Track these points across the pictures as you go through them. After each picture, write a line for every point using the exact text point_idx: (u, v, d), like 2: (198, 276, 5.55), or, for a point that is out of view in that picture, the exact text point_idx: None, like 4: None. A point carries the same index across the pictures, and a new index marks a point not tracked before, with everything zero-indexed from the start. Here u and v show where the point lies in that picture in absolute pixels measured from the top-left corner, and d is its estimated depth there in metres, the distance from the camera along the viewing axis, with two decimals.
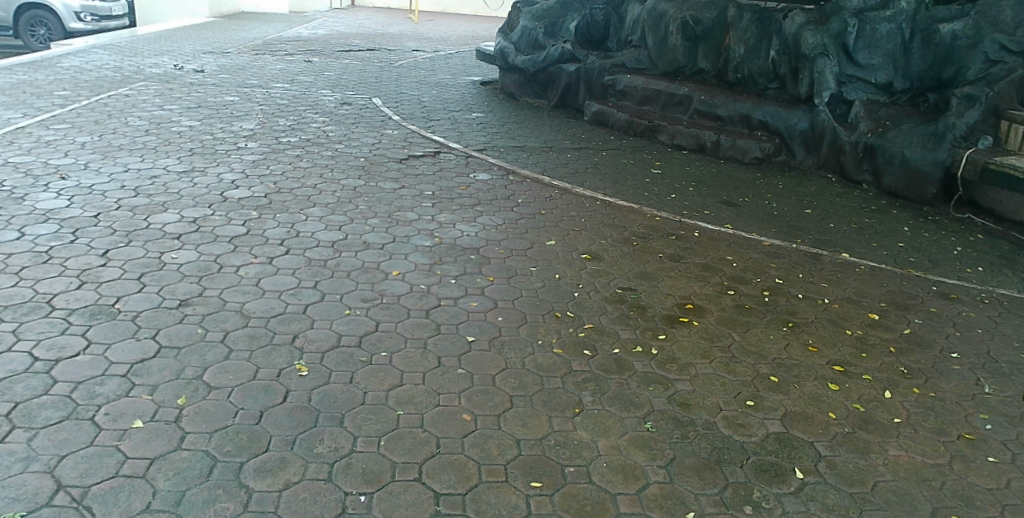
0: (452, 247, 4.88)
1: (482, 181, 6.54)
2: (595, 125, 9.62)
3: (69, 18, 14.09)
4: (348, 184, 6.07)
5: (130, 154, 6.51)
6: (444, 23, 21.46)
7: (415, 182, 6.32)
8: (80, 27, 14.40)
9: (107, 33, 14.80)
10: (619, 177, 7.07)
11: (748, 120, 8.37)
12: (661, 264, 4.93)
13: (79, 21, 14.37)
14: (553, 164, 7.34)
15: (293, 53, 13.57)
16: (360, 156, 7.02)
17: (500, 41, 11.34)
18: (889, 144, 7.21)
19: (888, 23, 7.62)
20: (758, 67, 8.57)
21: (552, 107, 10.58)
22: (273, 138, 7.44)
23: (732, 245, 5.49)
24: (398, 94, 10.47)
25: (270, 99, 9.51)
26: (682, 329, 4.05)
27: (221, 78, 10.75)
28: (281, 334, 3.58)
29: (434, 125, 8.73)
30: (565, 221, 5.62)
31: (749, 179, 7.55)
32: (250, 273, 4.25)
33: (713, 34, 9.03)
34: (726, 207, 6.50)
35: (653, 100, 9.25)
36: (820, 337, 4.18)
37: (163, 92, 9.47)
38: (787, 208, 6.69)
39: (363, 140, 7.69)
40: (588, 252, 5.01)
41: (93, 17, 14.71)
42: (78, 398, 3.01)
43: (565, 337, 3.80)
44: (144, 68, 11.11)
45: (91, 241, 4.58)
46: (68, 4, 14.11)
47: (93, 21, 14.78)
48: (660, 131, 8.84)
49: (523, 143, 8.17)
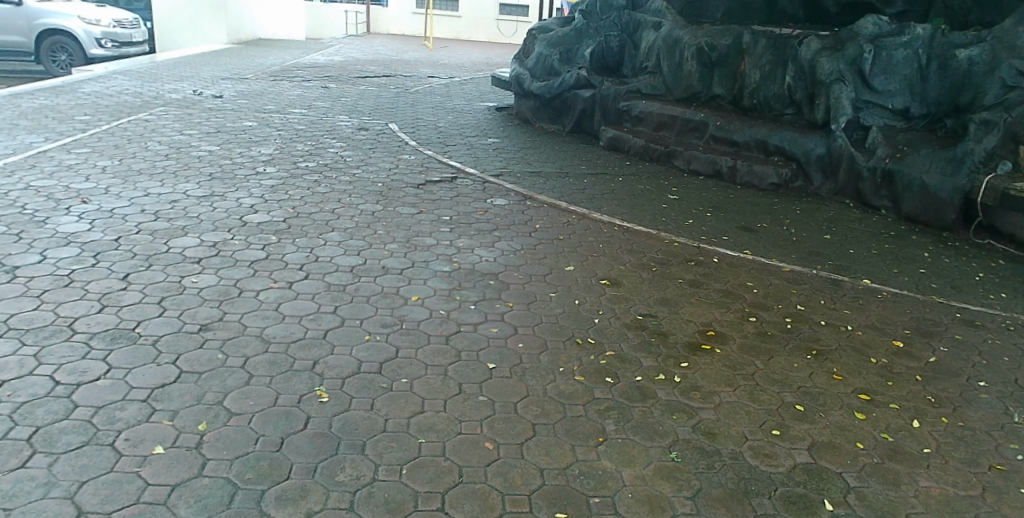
0: (472, 272, 4.87)
1: (500, 206, 6.55)
2: (611, 150, 9.62)
3: (90, 43, 14.50)
4: (366, 209, 6.09)
5: (150, 178, 6.57)
6: (458, 49, 21.75)
7: (433, 207, 6.34)
8: (101, 53, 14.69)
9: (127, 59, 15.06)
10: (637, 202, 7.07)
11: (764, 145, 8.37)
12: (681, 290, 4.89)
13: (99, 47, 14.68)
14: (569, 190, 7.34)
15: (310, 79, 13.73)
16: (378, 181, 7.05)
17: (516, 67, 11.43)
18: (907, 170, 7.20)
19: (905, 49, 7.71)
20: (773, 93, 8.62)
21: (568, 133, 10.59)
22: (292, 163, 7.49)
23: (752, 270, 5.45)
24: (414, 120, 10.56)
25: (289, 124, 9.61)
26: (704, 357, 3.99)
27: (239, 103, 10.89)
28: (301, 361, 3.55)
29: (451, 151, 8.79)
30: (584, 246, 5.60)
31: (766, 204, 7.52)
32: (269, 298, 4.25)
33: (729, 61, 9.10)
34: (744, 232, 6.47)
35: (669, 125, 9.28)
36: (844, 365, 4.11)
37: (182, 117, 9.60)
38: (805, 233, 6.66)
39: (381, 165, 7.74)
40: (607, 278, 4.97)
41: (113, 43, 15.01)
42: (98, 423, 3.00)
43: (587, 365, 3.75)
44: (163, 93, 11.25)
45: (112, 264, 4.61)
46: (90, 31, 14.49)
47: (113, 47, 15.03)
48: (676, 156, 8.83)
49: (540, 168, 8.18)
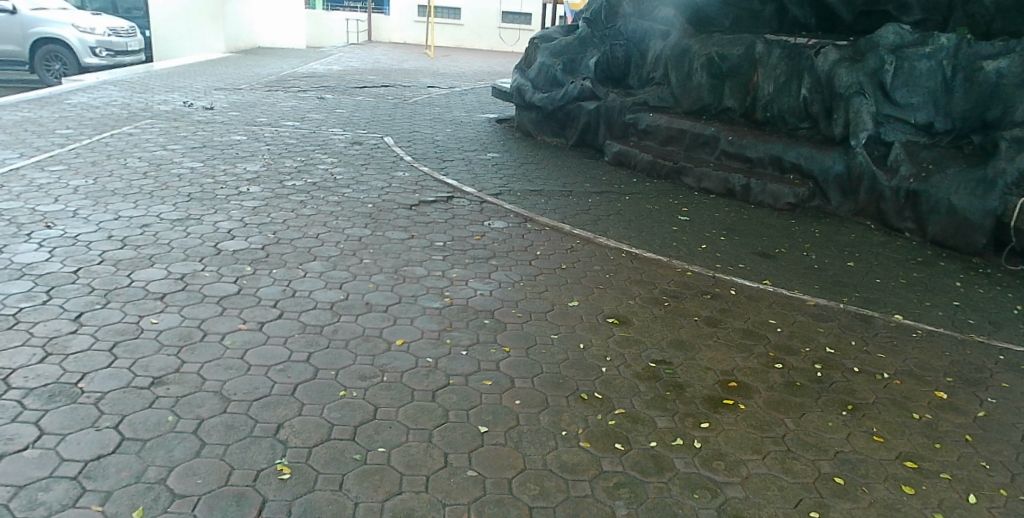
0: (464, 309, 4.40)
1: (498, 230, 6.08)
2: (616, 166, 9.11)
3: (84, 52, 14.15)
4: (353, 234, 5.63)
5: (124, 199, 6.12)
6: (459, 58, 21.36)
7: (425, 231, 5.88)
8: (95, 62, 14.29)
9: (122, 68, 14.65)
10: (645, 225, 6.60)
11: (780, 162, 7.89)
12: (696, 330, 4.41)
13: (94, 56, 14.28)
14: (573, 210, 6.87)
15: (306, 90, 13.31)
16: (368, 201, 6.59)
17: (517, 78, 10.98)
18: (934, 191, 6.73)
19: (928, 61, 7.21)
20: (788, 106, 8.16)
21: (571, 146, 10.12)
22: (278, 182, 7.04)
23: (773, 305, 4.97)
24: (411, 133, 10.12)
25: (279, 138, 9.17)
26: (727, 416, 3.51)
27: (230, 115, 10.46)
28: (264, 424, 3.08)
29: (448, 167, 8.33)
30: (589, 277, 5.13)
31: (784, 227, 7.04)
32: (235, 342, 3.78)
33: (741, 72, 8.63)
34: (762, 260, 6.01)
35: (678, 139, 8.80)
36: (883, 424, 3.63)
37: (168, 130, 9.16)
38: (828, 260, 6.17)
39: (373, 183, 7.28)
40: (615, 315, 4.50)
41: (108, 52, 14.57)
42: (16, 508, 2.53)
43: (593, 428, 3.27)
44: (153, 105, 10.83)
45: (66, 301, 4.14)
46: (84, 39, 14.11)
47: (108, 57, 14.61)
48: (685, 173, 8.31)
49: (542, 186, 7.71)
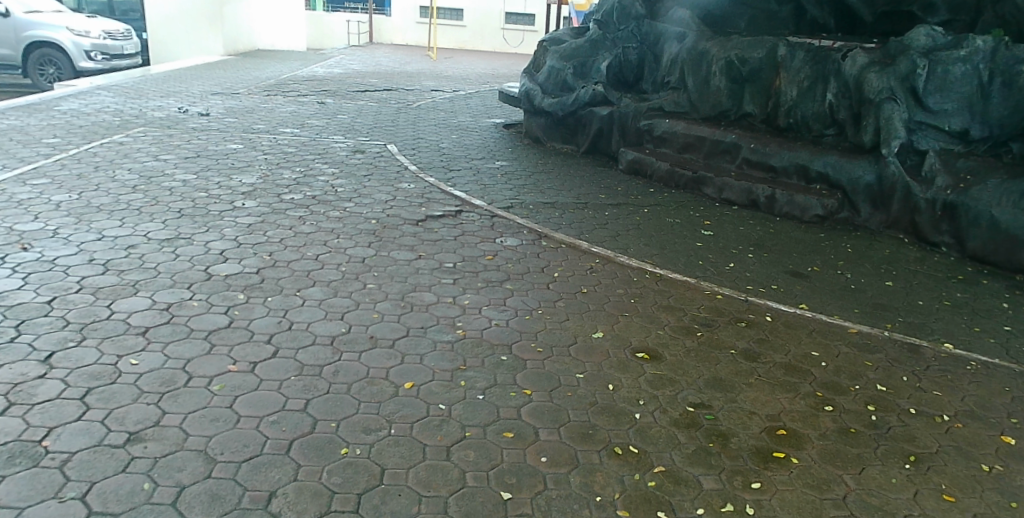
0: (479, 343, 3.99)
1: (510, 248, 5.68)
2: (631, 174, 8.69)
3: (79, 56, 13.75)
4: (355, 255, 5.22)
5: (110, 216, 5.71)
6: (462, 60, 20.95)
7: (433, 250, 5.48)
8: (90, 66, 13.91)
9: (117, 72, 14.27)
10: (667, 241, 6.19)
11: (805, 171, 7.48)
12: (734, 366, 3.99)
13: (88, 60, 13.90)
14: (589, 225, 6.46)
15: (305, 94, 12.90)
16: (371, 216, 6.19)
17: (525, 82, 10.56)
18: (973, 203, 6.32)
19: (963, 65, 6.81)
20: (813, 112, 7.74)
21: (583, 153, 9.72)
22: (275, 195, 6.64)
23: (814, 335, 4.56)
24: (415, 140, 9.71)
25: (278, 146, 8.76)
26: (779, 472, 3.09)
27: (227, 122, 10.05)
28: (254, 493, 2.67)
29: (455, 177, 7.93)
30: (612, 302, 4.72)
31: (813, 241, 6.63)
32: (224, 387, 3.37)
33: (762, 76, 8.21)
34: (795, 279, 5.59)
35: (696, 147, 8.39)
36: (953, 479, 3.20)
37: (161, 139, 8.76)
38: (864, 279, 5.76)
39: (377, 196, 6.88)
40: (644, 349, 4.09)
41: (103, 56, 14.21)
42: None
43: (630, 491, 2.86)
44: (146, 111, 10.43)
45: (37, 337, 3.73)
46: (79, 42, 13.72)
47: (103, 60, 14.23)
48: (705, 183, 7.90)
49: (554, 198, 7.30)
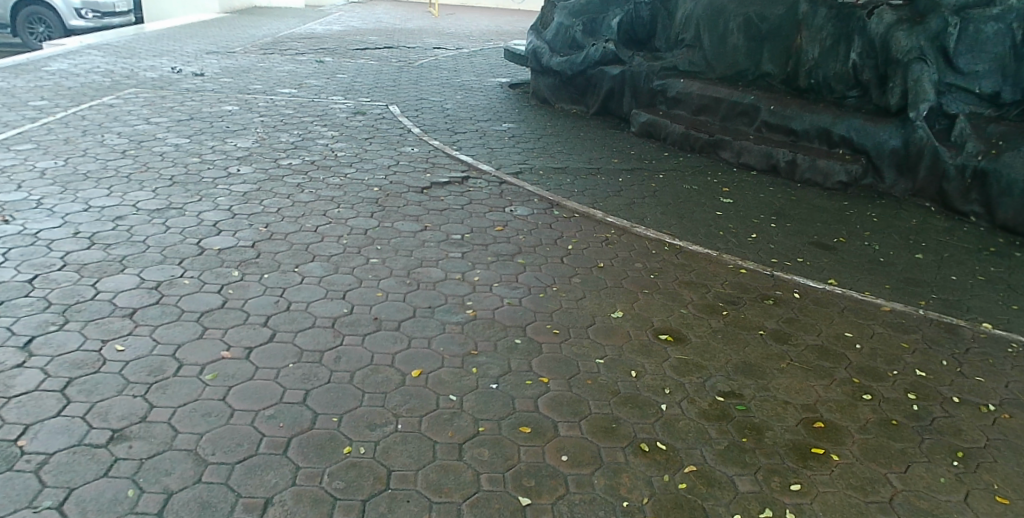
0: (490, 325, 3.72)
1: (521, 218, 5.36)
2: (644, 138, 8.32)
3: (68, 15, 13.41)
4: (357, 226, 4.92)
5: (97, 185, 5.40)
6: (465, 16, 20.24)
7: (439, 220, 5.17)
8: (81, 25, 13.62)
9: (109, 30, 13.96)
10: (684, 210, 5.87)
11: (828, 135, 7.12)
12: (764, 350, 3.74)
13: (79, 18, 13.60)
14: (603, 192, 6.13)
15: (303, 53, 12.41)
16: (373, 183, 5.87)
17: (532, 40, 10.08)
18: (1006, 171, 6.00)
19: (996, 23, 6.40)
20: (835, 72, 7.33)
21: (593, 115, 9.33)
22: (272, 160, 6.30)
23: (845, 314, 4.29)
24: (418, 101, 9.31)
25: (275, 108, 8.39)
26: (819, 471, 2.84)
27: (222, 82, 9.65)
28: (249, 501, 2.43)
29: (460, 140, 7.57)
30: (631, 278, 4.44)
31: (837, 210, 6.31)
32: (217, 377, 3.12)
33: (781, 33, 7.77)
34: (821, 252, 5.30)
35: (712, 109, 8.01)
36: (1005, 478, 2.95)
37: (153, 100, 8.38)
38: (893, 251, 5.46)
39: (379, 161, 6.55)
40: (667, 330, 3.84)
41: (93, 13, 13.89)
42: None
43: (659, 495, 2.61)
44: (138, 71, 10.01)
45: (14, 321, 3.46)
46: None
47: (94, 18, 13.92)
48: (723, 147, 7.53)
49: (565, 163, 6.96)
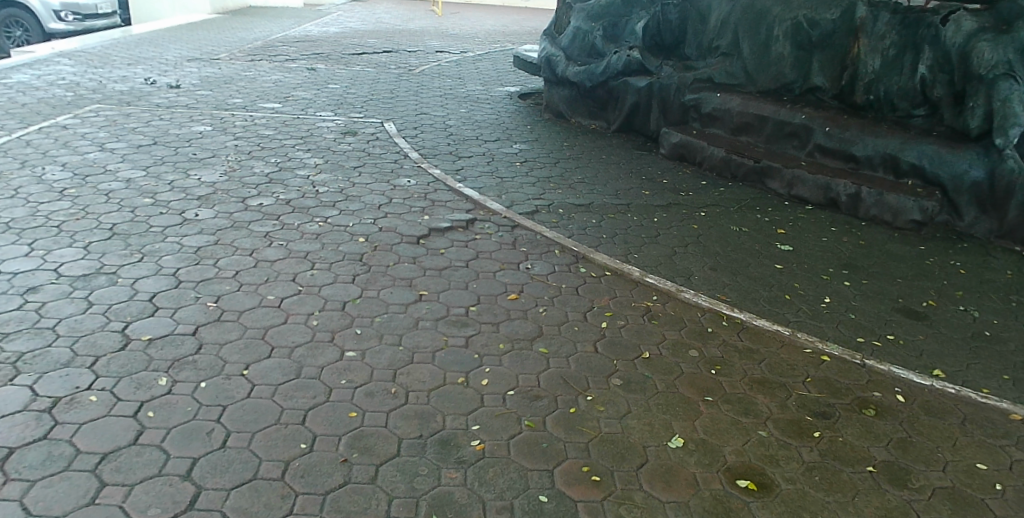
0: (502, 470, 2.68)
1: (539, 278, 4.32)
2: (675, 161, 7.26)
3: (47, 17, 12.63)
4: (332, 297, 3.89)
5: (16, 240, 4.38)
6: (469, 16, 19.15)
7: (438, 285, 4.14)
8: (60, 28, 12.81)
9: (91, 34, 13.10)
10: (738, 262, 4.82)
11: (896, 163, 6.05)
12: (881, 502, 2.72)
13: (59, 21, 12.78)
14: (636, 238, 5.08)
15: (294, 59, 11.38)
16: (359, 231, 4.84)
17: (545, 46, 9.03)
18: None
19: None
20: (899, 87, 6.21)
21: (615, 132, 8.29)
22: (239, 200, 5.27)
23: (971, 431, 3.25)
24: (418, 117, 8.27)
25: (254, 127, 7.35)
26: None
27: (199, 96, 8.62)
28: None
29: (464, 167, 6.53)
30: (686, 375, 3.41)
31: (916, 258, 5.25)
32: None
33: (835, 42, 6.59)
34: (913, 323, 4.25)
35: (755, 128, 6.93)
36: None
37: (115, 119, 7.35)
38: (999, 319, 4.41)
39: (368, 197, 5.51)
40: (745, 469, 2.81)
41: (75, 16, 13.05)
42: None
43: None
44: (107, 83, 8.99)
45: None
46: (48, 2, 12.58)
47: (75, 21, 13.09)
48: (770, 175, 6.47)
49: (587, 197, 5.91)
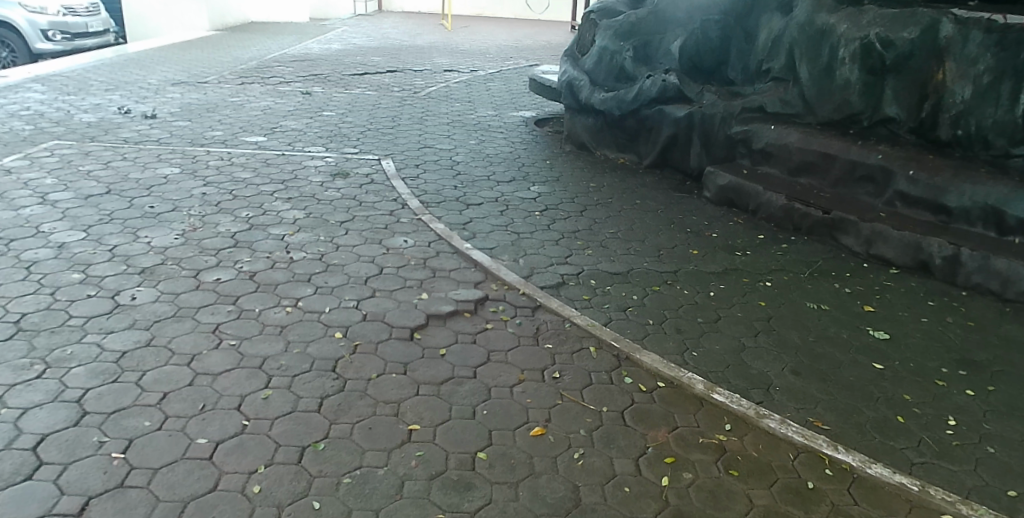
0: None
1: (572, 396, 3.24)
2: (724, 207, 6.18)
3: (35, 37, 11.59)
4: (287, 439, 2.82)
5: None
6: (482, 29, 18.20)
7: (434, 411, 3.07)
8: (49, 48, 11.74)
9: (82, 53, 12.03)
10: (826, 363, 3.72)
11: (1000, 217, 4.89)
12: None
13: (47, 41, 11.73)
14: (692, 324, 3.99)
15: (290, 82, 10.38)
16: (336, 320, 3.77)
17: (567, 69, 7.98)
18: None
19: None
20: (996, 122, 5.08)
21: (648, 167, 7.21)
22: (192, 273, 4.22)
23: None
24: (421, 151, 7.24)
25: (230, 168, 6.33)
26: None
27: (175, 128, 7.62)
28: None
29: (473, 218, 5.48)
30: None
31: None
32: None
33: (913, 65, 5.45)
34: None
35: (819, 168, 5.82)
36: None
37: (70, 159, 6.35)
38: None
39: (354, 266, 4.46)
40: None
41: (63, 35, 12.00)
42: None
43: None
44: (75, 114, 8.02)
45: None
46: (35, 21, 11.54)
47: (65, 41, 12.04)
48: (843, 229, 5.36)
49: (623, 260, 4.83)
